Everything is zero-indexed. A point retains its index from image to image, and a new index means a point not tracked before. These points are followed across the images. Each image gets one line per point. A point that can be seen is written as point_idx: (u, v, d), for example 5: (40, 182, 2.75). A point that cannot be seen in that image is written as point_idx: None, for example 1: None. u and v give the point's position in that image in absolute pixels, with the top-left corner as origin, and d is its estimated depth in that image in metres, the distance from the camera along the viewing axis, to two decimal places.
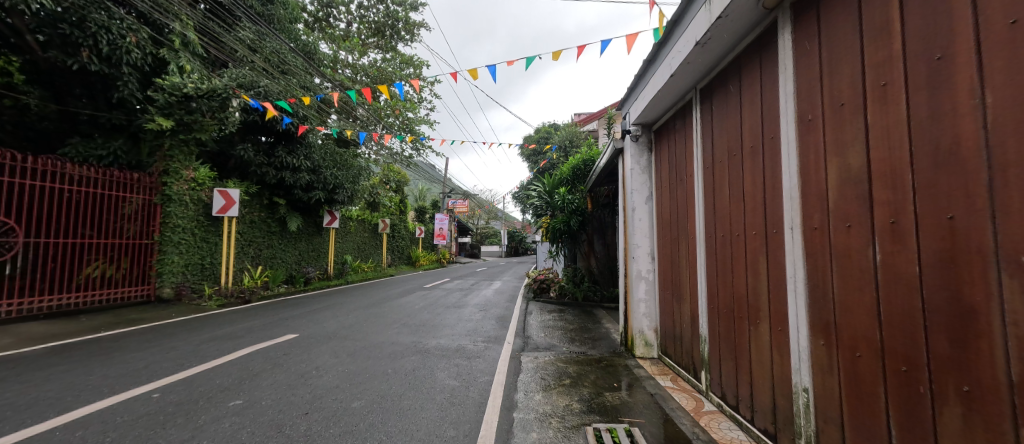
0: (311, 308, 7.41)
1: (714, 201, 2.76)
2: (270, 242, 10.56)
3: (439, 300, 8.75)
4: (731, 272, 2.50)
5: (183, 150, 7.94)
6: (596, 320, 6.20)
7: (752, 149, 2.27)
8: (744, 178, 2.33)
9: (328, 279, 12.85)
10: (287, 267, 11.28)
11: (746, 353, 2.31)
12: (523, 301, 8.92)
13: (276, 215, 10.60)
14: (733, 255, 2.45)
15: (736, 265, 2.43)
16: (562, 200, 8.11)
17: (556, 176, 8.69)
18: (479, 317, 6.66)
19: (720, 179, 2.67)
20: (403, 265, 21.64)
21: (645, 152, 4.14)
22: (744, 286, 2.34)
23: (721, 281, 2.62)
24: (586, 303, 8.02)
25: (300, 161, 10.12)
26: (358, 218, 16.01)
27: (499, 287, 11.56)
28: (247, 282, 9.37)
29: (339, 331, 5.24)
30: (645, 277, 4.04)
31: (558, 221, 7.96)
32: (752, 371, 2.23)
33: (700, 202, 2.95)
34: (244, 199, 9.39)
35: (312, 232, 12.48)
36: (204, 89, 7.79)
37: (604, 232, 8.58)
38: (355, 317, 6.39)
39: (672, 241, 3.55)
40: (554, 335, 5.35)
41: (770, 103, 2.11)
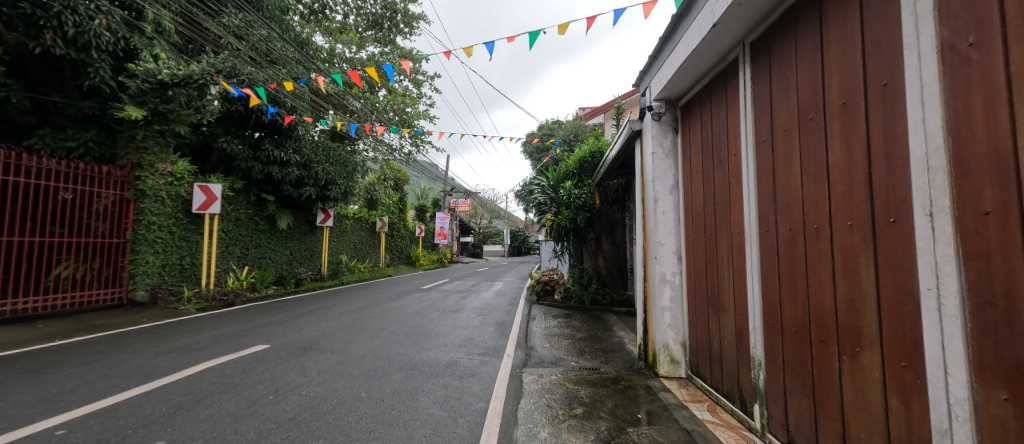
0: (295, 313, 6.82)
1: (773, 185, 2.12)
2: (257, 241, 10.00)
3: (436, 303, 8.14)
4: (804, 277, 1.86)
5: (158, 141, 7.36)
6: (607, 327, 5.55)
7: (846, 106, 1.61)
8: (830, 149, 1.69)
9: (322, 280, 12.28)
10: (277, 267, 10.74)
11: (835, 392, 1.66)
12: (525, 304, 8.30)
13: (264, 212, 10.05)
14: (811, 255, 1.80)
15: (814, 268, 1.78)
16: (568, 195, 7.47)
17: (561, 168, 8.03)
18: (477, 323, 6.03)
19: (785, 154, 2.01)
20: (403, 265, 21.06)
21: (670, 133, 3.49)
22: (830, 296, 1.69)
23: (789, 289, 1.97)
24: (595, 307, 7.37)
25: (288, 155, 9.51)
26: (355, 216, 15.43)
27: (501, 289, 10.92)
28: (231, 283, 8.83)
29: (318, 341, 4.64)
30: (669, 281, 3.39)
31: (565, 217, 7.31)
32: (845, 417, 1.59)
33: (753, 187, 2.29)
34: (228, 196, 8.82)
35: (304, 231, 11.91)
36: (180, 75, 7.22)
37: (613, 230, 7.93)
38: (339, 324, 5.77)
39: (706, 238, 2.91)
40: (561, 346, 4.70)
41: (877, 36, 1.47)
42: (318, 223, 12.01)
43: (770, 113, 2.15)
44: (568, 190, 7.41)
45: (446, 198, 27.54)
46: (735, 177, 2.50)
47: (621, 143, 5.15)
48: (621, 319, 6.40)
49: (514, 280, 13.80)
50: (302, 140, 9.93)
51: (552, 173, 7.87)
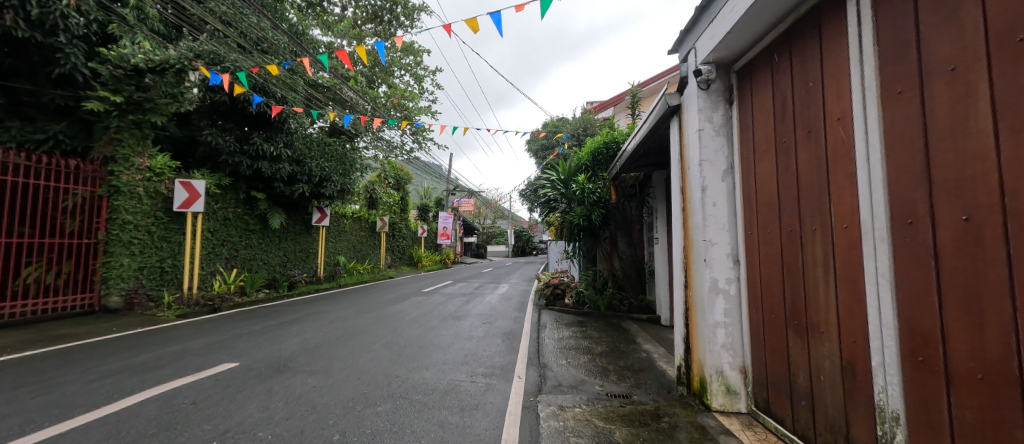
0: (281, 320, 6.19)
1: (893, 162, 1.53)
2: (247, 241, 9.41)
3: (437, 308, 7.48)
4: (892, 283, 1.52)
5: (134, 133, 6.76)
6: (630, 339, 4.85)
7: (956, 73, 1.30)
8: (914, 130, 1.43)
9: (318, 282, 11.67)
10: (269, 269, 10.14)
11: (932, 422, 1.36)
12: (533, 309, 7.61)
13: (255, 211, 9.45)
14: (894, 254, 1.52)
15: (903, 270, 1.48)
16: (582, 188, 6.78)
17: (573, 161, 7.34)
18: (481, 332, 5.36)
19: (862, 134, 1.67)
20: (404, 266, 20.41)
21: (721, 104, 2.79)
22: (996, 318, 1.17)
23: (912, 305, 1.45)
24: (611, 312, 6.68)
25: (278, 149, 8.89)
26: (353, 215, 14.83)
27: (506, 292, 10.24)
28: (217, 287, 8.23)
29: (296, 358, 3.98)
30: (723, 290, 2.67)
31: (578, 214, 6.63)
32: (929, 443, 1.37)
33: (866, 164, 1.64)
34: (213, 193, 8.22)
35: (299, 231, 11.31)
36: (156, 60, 6.60)
37: (630, 228, 7.24)
38: (327, 333, 5.12)
39: (782, 235, 2.21)
40: (580, 363, 4.02)
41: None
42: (314, 222, 11.42)
43: (912, 49, 1.45)
44: (581, 183, 6.73)
45: (449, 197, 26.88)
46: (838, 150, 1.80)
47: (646, 128, 4.49)
48: (643, 329, 5.71)
49: (519, 282, 13.11)
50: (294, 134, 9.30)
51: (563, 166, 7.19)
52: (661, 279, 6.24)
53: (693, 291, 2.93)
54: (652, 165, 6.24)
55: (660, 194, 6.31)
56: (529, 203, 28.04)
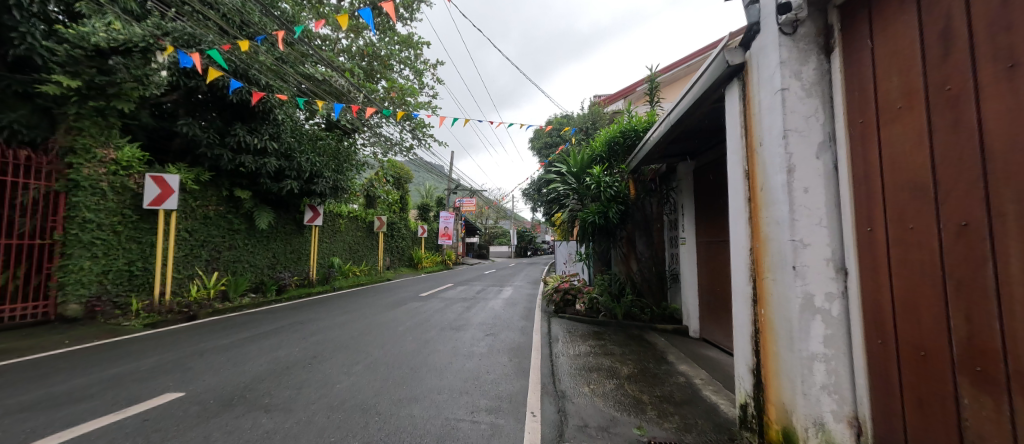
0: (258, 330, 5.46)
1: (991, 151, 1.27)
2: (232, 242, 8.73)
3: (435, 316, 6.74)
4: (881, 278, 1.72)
5: (96, 121, 6.03)
6: (660, 358, 4.09)
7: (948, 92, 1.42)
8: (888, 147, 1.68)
9: (310, 286, 10.95)
10: (256, 273, 9.43)
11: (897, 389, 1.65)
12: (541, 317, 6.86)
13: (239, 209, 8.77)
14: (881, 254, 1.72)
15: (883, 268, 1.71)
16: (597, 181, 6.00)
17: (586, 152, 6.58)
18: (485, 347, 4.61)
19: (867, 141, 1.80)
20: (404, 267, 19.68)
21: (813, 56, 2.04)
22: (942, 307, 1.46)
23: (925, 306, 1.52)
24: (631, 321, 5.92)
25: (263, 142, 8.16)
26: (349, 214, 14.12)
27: (510, 296, 9.49)
28: (194, 292, 7.54)
29: (257, 385, 3.23)
30: (822, 311, 1.92)
31: (593, 211, 5.87)
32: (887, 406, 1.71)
33: None
34: (190, 189, 7.53)
35: (289, 231, 10.61)
36: (120, 40, 5.91)
37: (650, 227, 6.47)
38: (305, 349, 4.38)
39: (942, 235, 1.45)
40: (606, 392, 3.25)
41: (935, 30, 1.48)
42: (306, 222, 10.71)
43: None
44: (596, 176, 5.96)
45: (450, 196, 26.21)
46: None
47: (681, 108, 3.72)
48: (671, 342, 4.96)
49: (523, 285, 12.36)
50: (282, 126, 8.55)
51: (575, 158, 6.43)
52: (690, 285, 5.47)
53: (768, 309, 2.18)
54: (679, 154, 5.48)
55: (689, 187, 5.53)
56: (532, 202, 27.34)
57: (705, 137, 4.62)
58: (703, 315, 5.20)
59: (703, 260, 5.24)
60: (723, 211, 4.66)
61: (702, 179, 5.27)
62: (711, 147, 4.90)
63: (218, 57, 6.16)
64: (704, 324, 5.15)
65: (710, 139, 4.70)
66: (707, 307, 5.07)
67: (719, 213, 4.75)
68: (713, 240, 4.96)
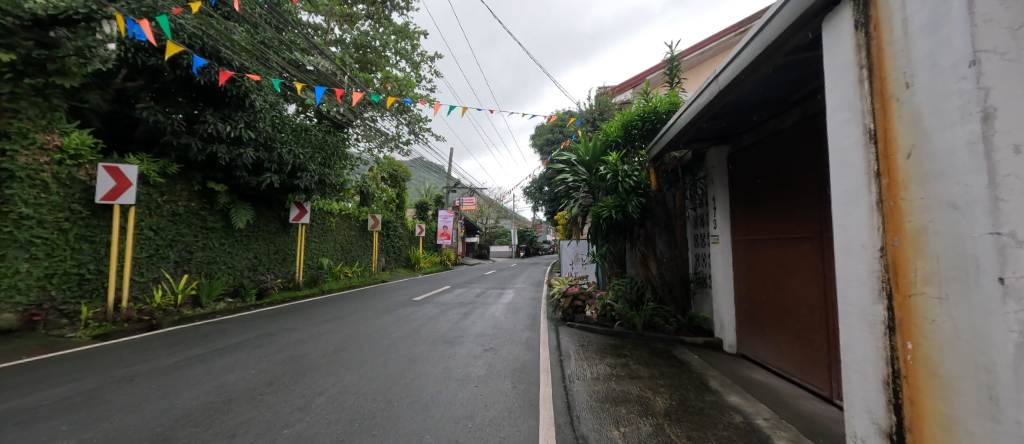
0: (216, 343, 4.65)
1: None
2: (206, 242, 7.94)
3: (427, 325, 5.92)
4: None
5: (34, 102, 5.22)
6: (701, 385, 3.27)
7: None
8: None
9: (296, 289, 10.13)
10: (234, 275, 8.65)
11: None
12: (547, 326, 6.05)
13: (214, 206, 7.98)
14: None
15: None
16: (611, 171, 5.17)
17: (599, 138, 5.75)
18: (482, 369, 3.79)
19: None
20: (401, 268, 18.86)
21: None
22: None
23: None
24: (652, 332, 5.09)
25: (237, 130, 7.34)
26: (341, 212, 13.33)
27: (512, 301, 8.67)
28: (159, 298, 6.74)
29: (178, 430, 2.41)
30: None
31: (608, 205, 5.05)
32: None
33: None
34: (154, 182, 6.75)
35: (273, 230, 9.82)
36: (59, 8, 5.19)
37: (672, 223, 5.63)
38: (262, 371, 3.56)
39: None
40: (643, 440, 2.43)
41: None
42: (291, 219, 9.93)
43: None
44: (612, 165, 5.13)
45: (449, 195, 25.43)
46: None
47: (732, 70, 2.89)
48: (704, 359, 4.13)
49: (526, 287, 11.56)
50: (258, 113, 7.72)
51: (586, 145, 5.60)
52: (722, 291, 4.60)
53: (928, 346, 1.38)
54: (710, 138, 4.64)
55: (720, 177, 4.69)
56: (534, 201, 26.58)
57: (750, 114, 3.79)
58: (740, 326, 4.35)
59: (739, 262, 4.40)
60: (771, 202, 3.82)
61: (740, 165, 4.43)
62: (752, 128, 4.07)
63: (162, 20, 5.28)
64: (742, 337, 4.30)
65: (753, 116, 3.88)
66: (746, 317, 4.22)
67: (764, 205, 3.91)
68: (753, 239, 4.13)
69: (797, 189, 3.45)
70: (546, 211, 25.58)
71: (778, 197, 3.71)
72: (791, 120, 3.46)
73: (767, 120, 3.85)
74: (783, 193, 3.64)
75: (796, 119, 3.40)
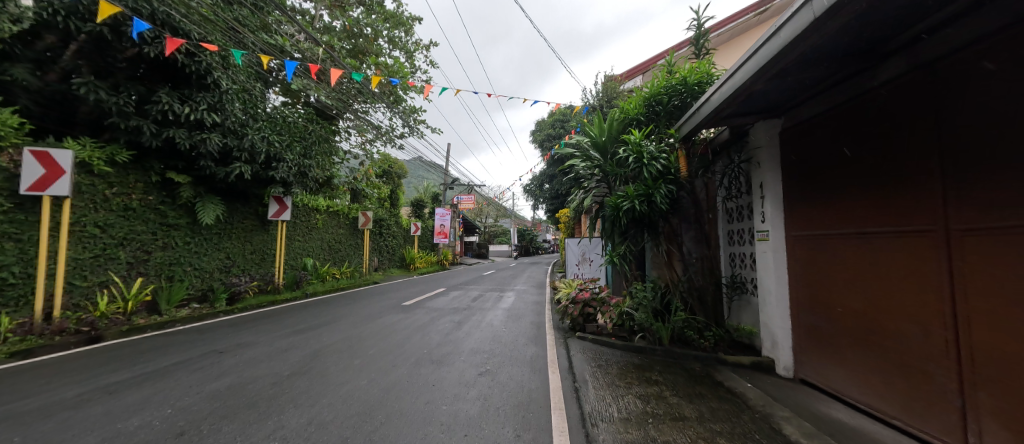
0: (148, 365, 3.74)
1: None
2: (167, 240, 7.06)
3: (414, 337, 5.01)
4: None
5: None
6: (774, 434, 2.39)
7: None
8: None
9: (275, 292, 9.25)
10: (201, 278, 7.74)
11: None
12: (554, 338, 5.16)
13: (177, 200, 7.11)
14: None
15: None
16: (632, 153, 4.26)
17: (616, 117, 4.84)
18: (476, 404, 2.90)
19: None
20: (396, 269, 17.97)
21: None
22: None
23: None
24: (682, 348, 4.20)
25: (197, 113, 6.43)
26: (328, 208, 12.42)
27: (513, 306, 7.78)
28: (105, 304, 5.85)
29: None
30: None
31: (629, 196, 4.14)
32: None
33: None
34: (99, 171, 5.86)
35: (249, 227, 8.92)
36: None
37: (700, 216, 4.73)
38: (181, 412, 2.66)
39: None
40: None
41: None
42: (269, 216, 9.04)
43: None
44: (633, 147, 4.22)
45: (446, 192, 24.49)
46: None
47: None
48: (758, 386, 3.24)
49: (527, 290, 10.64)
50: (224, 94, 6.81)
51: (600, 124, 4.69)
52: (773, 298, 3.72)
53: None
54: (760, 111, 3.75)
55: (770, 158, 3.80)
56: (533, 199, 25.70)
57: (825, 71, 2.89)
58: (797, 342, 3.49)
59: (795, 263, 3.53)
60: (852, 186, 2.94)
61: (800, 143, 3.54)
62: (821, 93, 3.18)
63: None
64: (801, 356, 3.44)
65: (826, 76, 2.99)
66: (807, 331, 3.37)
67: (842, 191, 3.01)
68: (819, 235, 3.25)
69: (899, 167, 2.56)
70: (546, 208, 24.71)
71: (864, 180, 2.82)
72: (891, 73, 2.56)
73: (847, 80, 2.97)
74: (872, 174, 2.75)
75: (902, 71, 2.49)
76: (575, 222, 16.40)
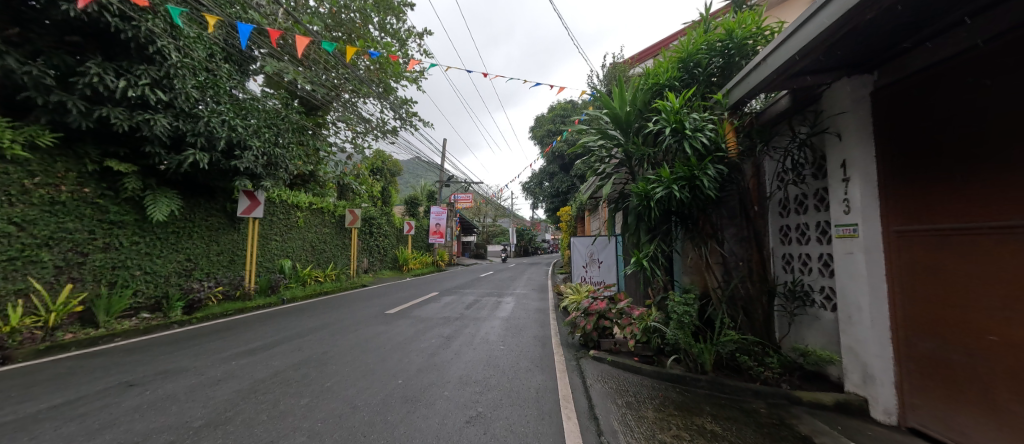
0: (14, 410, 2.73)
1: None
2: (110, 240, 6.05)
3: (390, 359, 4.01)
4: None
5: None
6: None
7: None
8: None
9: (245, 298, 8.25)
10: (154, 284, 6.73)
11: None
12: (565, 359, 4.18)
13: (121, 193, 6.10)
14: None
15: None
16: (667, 125, 3.25)
17: (641, 85, 3.84)
18: None
19: None
20: (387, 270, 16.96)
21: None
22: None
23: None
24: (732, 379, 3.22)
25: (137, 89, 5.42)
26: (310, 205, 11.39)
27: (513, 314, 6.79)
28: (20, 318, 4.81)
29: None
30: None
31: (663, 180, 3.14)
32: None
33: None
34: (13, 156, 4.85)
35: (213, 225, 7.94)
36: None
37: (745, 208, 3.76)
38: None
39: None
40: None
41: None
42: (239, 212, 8.06)
43: None
44: (668, 116, 3.21)
45: (442, 190, 23.51)
46: None
47: None
48: None
49: (528, 294, 9.66)
50: (172, 69, 5.80)
51: (622, 92, 3.69)
52: (864, 315, 2.74)
53: None
54: (844, 63, 2.78)
55: (856, 126, 2.83)
56: (533, 197, 24.78)
57: None
58: (904, 377, 2.52)
59: (900, 268, 2.55)
60: (1013, 154, 1.96)
61: (908, 102, 2.56)
62: (955, 25, 2.20)
63: None
64: (911, 397, 2.47)
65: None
66: (923, 363, 2.40)
67: (999, 163, 2.03)
68: (950, 229, 2.27)
69: None
70: (546, 207, 23.80)
71: None
72: None
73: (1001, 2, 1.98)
74: None
75: None
76: (578, 221, 15.47)
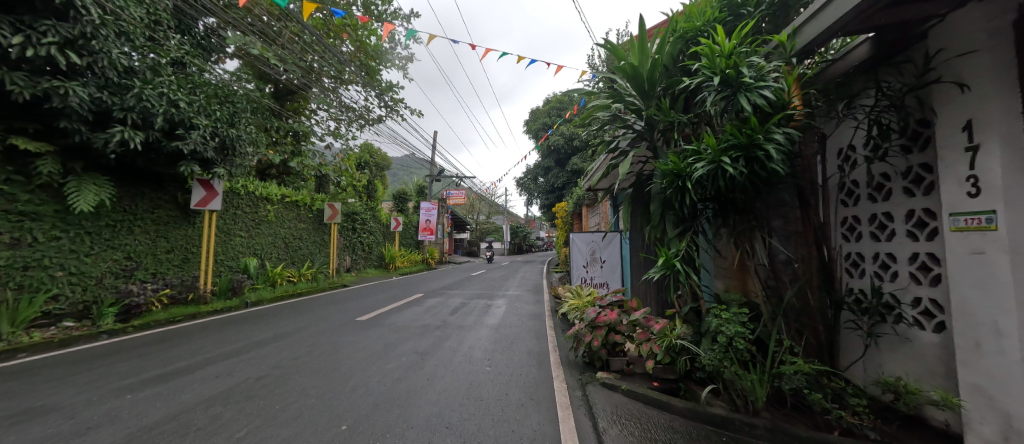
0: None
1: None
2: (20, 235, 5.03)
3: (340, 389, 3.09)
4: None
5: None
6: None
7: None
8: None
9: (201, 302, 7.26)
10: (81, 287, 5.71)
11: None
12: (568, 384, 3.33)
13: (34, 179, 5.08)
14: None
15: None
16: (712, 76, 2.33)
17: (672, 33, 2.92)
18: None
19: None
20: (373, 269, 15.98)
21: None
22: None
23: None
24: (799, 426, 2.35)
25: (41, 49, 4.40)
26: (283, 198, 10.37)
27: (503, 321, 5.91)
28: None
29: None
30: None
31: (707, 156, 2.27)
32: None
33: None
34: None
35: (161, 218, 6.96)
36: None
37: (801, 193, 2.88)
38: None
39: None
40: None
41: None
42: (193, 204, 7.09)
43: None
44: (716, 63, 2.28)
45: (432, 185, 22.50)
46: None
47: None
48: None
49: (521, 296, 8.78)
50: (91, 26, 4.76)
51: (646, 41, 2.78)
52: (1005, 343, 1.88)
53: None
54: None
55: (994, 66, 1.93)
56: (527, 193, 23.86)
57: None
58: None
59: None
60: None
61: None
62: None
63: None
64: None
65: None
66: None
67: None
68: None
69: None
70: (540, 204, 22.94)
71: None
72: None
73: None
74: None
75: None
76: (574, 216, 14.63)
